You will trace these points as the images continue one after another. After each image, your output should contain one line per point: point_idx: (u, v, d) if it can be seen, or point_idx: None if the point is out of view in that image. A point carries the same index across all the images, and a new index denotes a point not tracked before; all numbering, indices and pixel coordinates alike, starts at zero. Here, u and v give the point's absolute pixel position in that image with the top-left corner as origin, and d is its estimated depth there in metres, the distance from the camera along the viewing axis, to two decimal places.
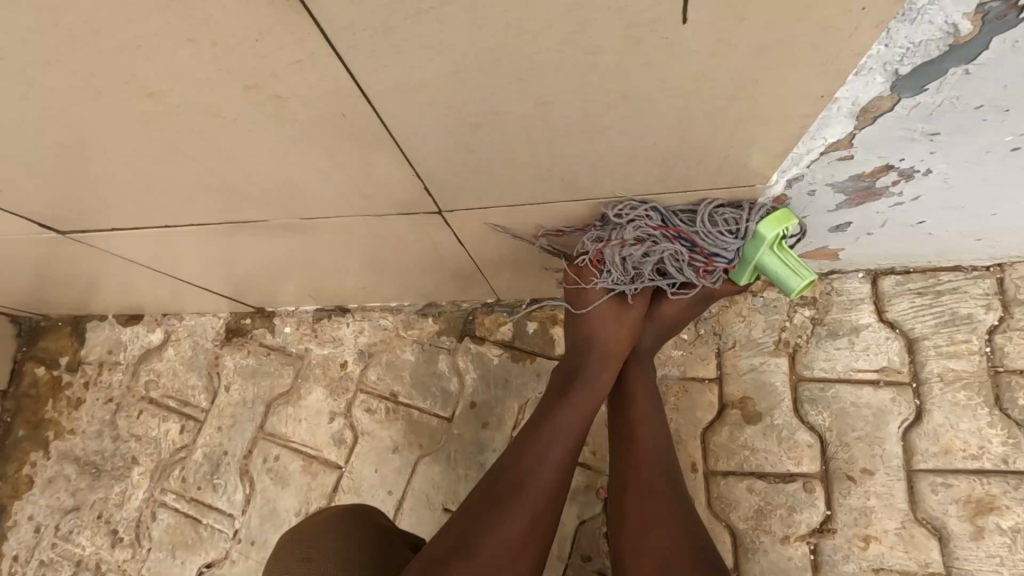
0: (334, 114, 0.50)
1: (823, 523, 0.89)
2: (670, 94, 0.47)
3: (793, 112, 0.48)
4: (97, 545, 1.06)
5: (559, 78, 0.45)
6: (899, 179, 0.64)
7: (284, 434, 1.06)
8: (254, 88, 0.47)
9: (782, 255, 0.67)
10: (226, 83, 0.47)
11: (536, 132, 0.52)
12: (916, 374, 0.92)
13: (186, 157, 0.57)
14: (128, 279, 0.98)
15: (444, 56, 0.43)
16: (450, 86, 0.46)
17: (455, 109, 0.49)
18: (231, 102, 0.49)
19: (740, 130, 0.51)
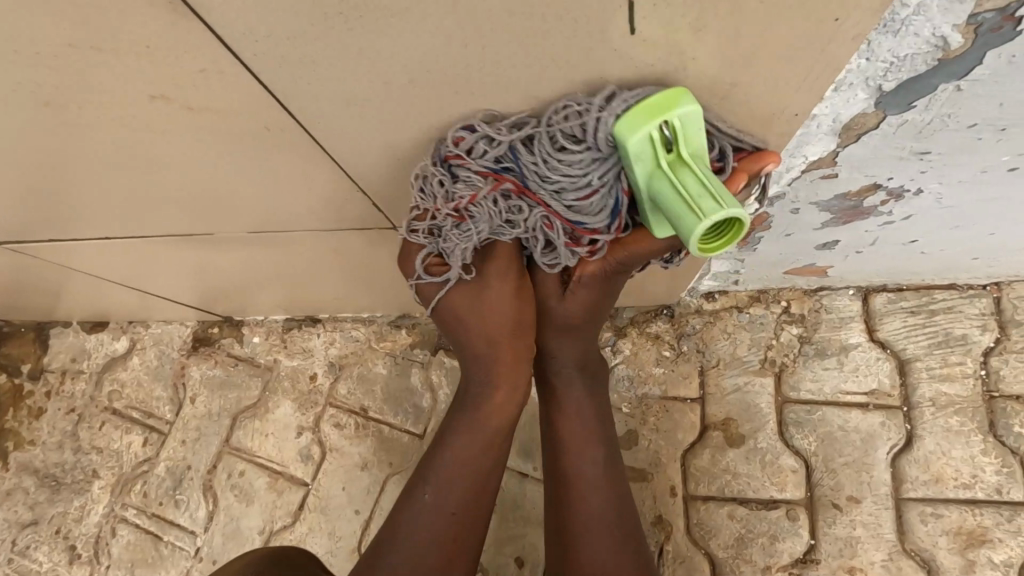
0: (263, 125, 0.46)
1: (807, 553, 0.85)
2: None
3: (766, 127, 0.44)
4: (54, 562, 1.02)
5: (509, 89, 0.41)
6: (888, 199, 0.59)
7: (250, 449, 1.02)
8: (167, 98, 0.43)
9: (681, 177, 0.41)
10: (135, 92, 0.42)
11: None
12: (908, 397, 0.88)
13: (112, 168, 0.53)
14: (85, 286, 0.94)
15: (379, 64, 0.39)
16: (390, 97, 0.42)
17: (394, 122, 0.45)
18: (152, 114, 0.44)
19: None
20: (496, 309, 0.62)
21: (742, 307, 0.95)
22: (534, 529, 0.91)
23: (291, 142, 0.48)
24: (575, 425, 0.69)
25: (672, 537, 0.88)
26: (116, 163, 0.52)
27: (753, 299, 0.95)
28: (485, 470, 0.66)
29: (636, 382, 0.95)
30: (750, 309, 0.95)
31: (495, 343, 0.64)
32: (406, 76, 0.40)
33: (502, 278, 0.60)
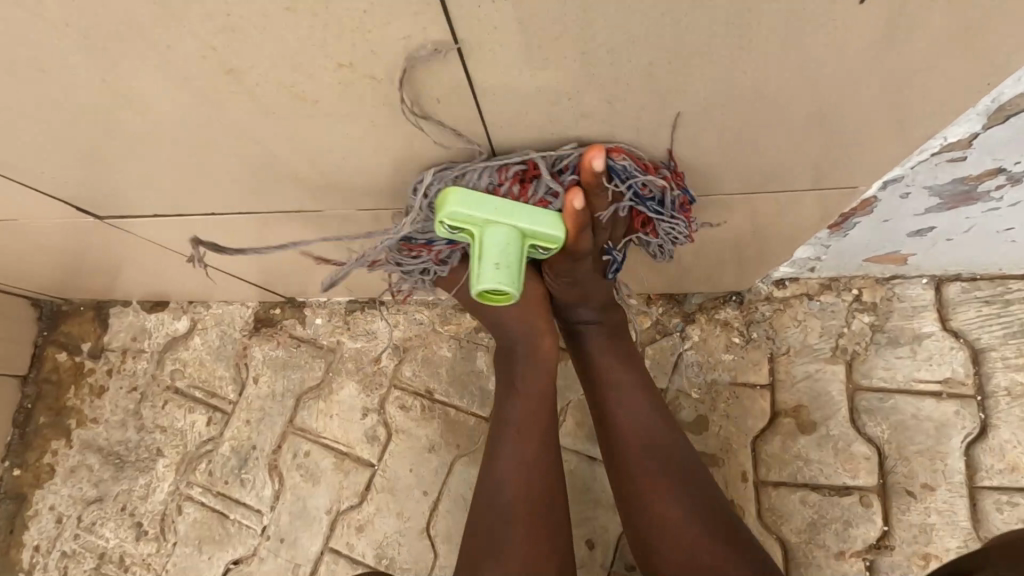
0: (426, 96, 0.47)
1: (880, 539, 0.85)
2: (801, 77, 0.43)
3: (933, 98, 0.45)
4: (121, 538, 1.03)
5: (686, 58, 0.41)
6: (1004, 184, 0.59)
7: (315, 430, 1.03)
8: (347, 67, 0.43)
9: None
10: (318, 60, 0.43)
11: (645, 122, 0.48)
12: (981, 387, 0.88)
13: (248, 143, 0.53)
14: (159, 265, 0.94)
15: (563, 24, 0.39)
16: (558, 64, 0.42)
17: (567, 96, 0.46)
18: (316, 84, 0.45)
19: (861, 115, 0.47)
20: (521, 290, 0.70)
21: (812, 294, 0.95)
22: (605, 511, 0.93)
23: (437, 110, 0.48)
24: (631, 410, 0.74)
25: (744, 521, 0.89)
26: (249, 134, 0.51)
27: (824, 287, 0.95)
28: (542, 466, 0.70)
29: (704, 368, 0.95)
30: (820, 297, 0.95)
31: (525, 304, 0.70)
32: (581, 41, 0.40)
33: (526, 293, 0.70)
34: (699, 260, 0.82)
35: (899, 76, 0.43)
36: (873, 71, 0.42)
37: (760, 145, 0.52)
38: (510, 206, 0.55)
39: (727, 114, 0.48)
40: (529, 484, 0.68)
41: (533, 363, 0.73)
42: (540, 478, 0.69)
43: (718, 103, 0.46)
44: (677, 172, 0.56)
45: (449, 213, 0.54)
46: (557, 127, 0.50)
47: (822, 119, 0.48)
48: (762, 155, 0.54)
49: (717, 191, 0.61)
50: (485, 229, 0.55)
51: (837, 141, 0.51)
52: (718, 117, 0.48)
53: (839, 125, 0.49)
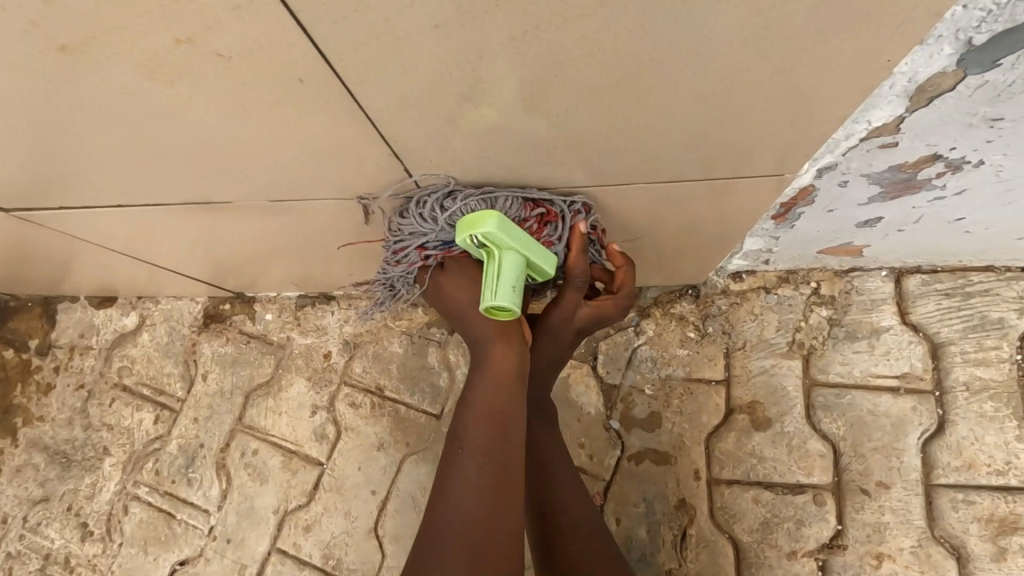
0: (289, 78, 0.40)
1: (833, 538, 0.83)
2: (692, 63, 0.39)
3: (851, 81, 0.40)
4: (66, 539, 1.00)
5: (558, 42, 0.37)
6: (945, 171, 0.56)
7: (263, 428, 1.00)
8: (186, 42, 0.37)
9: None
10: (149, 36, 0.36)
11: (539, 109, 0.44)
12: (940, 382, 0.86)
13: (118, 132, 0.48)
14: (93, 260, 0.91)
15: (414, 12, 0.35)
16: (422, 54, 0.38)
17: (443, 80, 0.41)
18: (163, 68, 0.39)
19: (772, 107, 0.43)
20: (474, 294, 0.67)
21: (770, 287, 0.93)
22: None
23: (308, 106, 0.44)
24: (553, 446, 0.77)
25: (696, 520, 0.87)
26: (124, 130, 0.48)
27: (782, 280, 0.92)
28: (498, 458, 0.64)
29: (658, 364, 0.93)
30: (778, 290, 0.92)
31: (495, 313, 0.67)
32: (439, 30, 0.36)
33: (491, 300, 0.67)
34: (645, 256, 0.79)
35: (803, 63, 0.39)
36: (775, 53, 0.38)
37: (672, 137, 0.48)
38: (523, 234, 0.57)
39: (622, 103, 0.43)
40: (469, 510, 0.61)
41: (493, 385, 0.68)
42: (476, 504, 0.61)
43: (604, 88, 0.41)
44: (590, 163, 0.52)
45: (480, 230, 0.56)
46: (444, 123, 0.45)
47: (733, 109, 0.43)
48: (677, 145, 0.49)
49: (640, 181, 0.56)
50: (506, 252, 0.58)
51: (754, 135, 0.47)
52: (613, 106, 0.43)
53: (751, 114, 0.44)
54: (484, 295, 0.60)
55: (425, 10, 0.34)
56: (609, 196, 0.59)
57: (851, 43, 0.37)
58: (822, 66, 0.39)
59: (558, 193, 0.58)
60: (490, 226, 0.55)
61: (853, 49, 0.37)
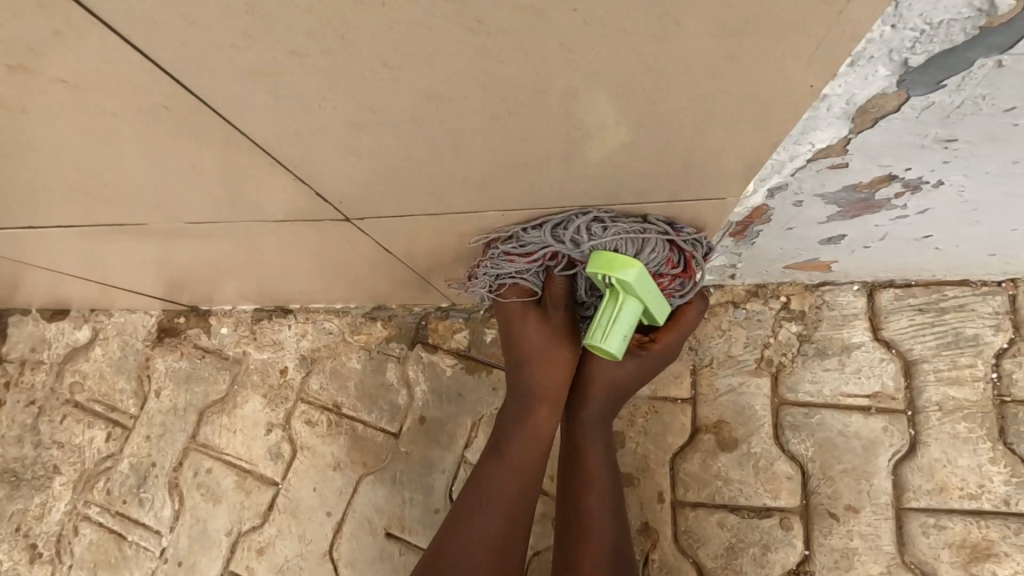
0: (155, 106, 0.39)
1: (800, 564, 0.80)
2: (592, 89, 0.36)
3: (766, 109, 0.37)
4: (15, 560, 0.97)
5: (440, 67, 0.34)
6: (903, 191, 0.53)
7: (217, 446, 0.97)
8: (24, 70, 0.36)
9: None
10: None
11: (439, 134, 0.41)
12: (912, 401, 0.83)
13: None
14: (33, 276, 0.88)
15: (280, 31, 0.32)
16: (299, 74, 0.35)
17: (323, 105, 0.38)
18: (16, 90, 0.38)
19: (687, 135, 0.40)
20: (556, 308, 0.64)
21: (738, 302, 0.89)
22: None
23: (198, 121, 0.41)
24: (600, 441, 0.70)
25: (658, 545, 0.84)
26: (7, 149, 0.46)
27: (751, 294, 0.89)
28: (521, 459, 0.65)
29: None
30: (747, 305, 0.89)
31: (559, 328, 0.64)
32: (311, 49, 0.33)
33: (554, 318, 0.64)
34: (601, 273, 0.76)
35: (711, 91, 0.35)
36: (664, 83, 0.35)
37: (594, 163, 0.44)
38: (649, 287, 0.56)
39: (530, 130, 0.40)
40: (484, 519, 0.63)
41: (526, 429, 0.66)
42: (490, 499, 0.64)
43: (508, 112, 0.38)
44: (510, 187, 0.49)
45: (618, 276, 0.55)
46: (338, 147, 0.43)
47: (634, 138, 0.41)
48: (602, 171, 0.46)
49: (573, 205, 0.52)
50: (628, 303, 0.57)
51: (676, 162, 0.44)
52: (522, 132, 0.40)
53: (664, 142, 0.41)
54: (592, 334, 0.59)
55: (281, 32, 0.32)
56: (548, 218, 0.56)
57: (759, 74, 0.34)
58: (734, 94, 0.35)
59: (492, 214, 0.55)
60: (631, 272, 0.55)
61: (764, 78, 0.34)
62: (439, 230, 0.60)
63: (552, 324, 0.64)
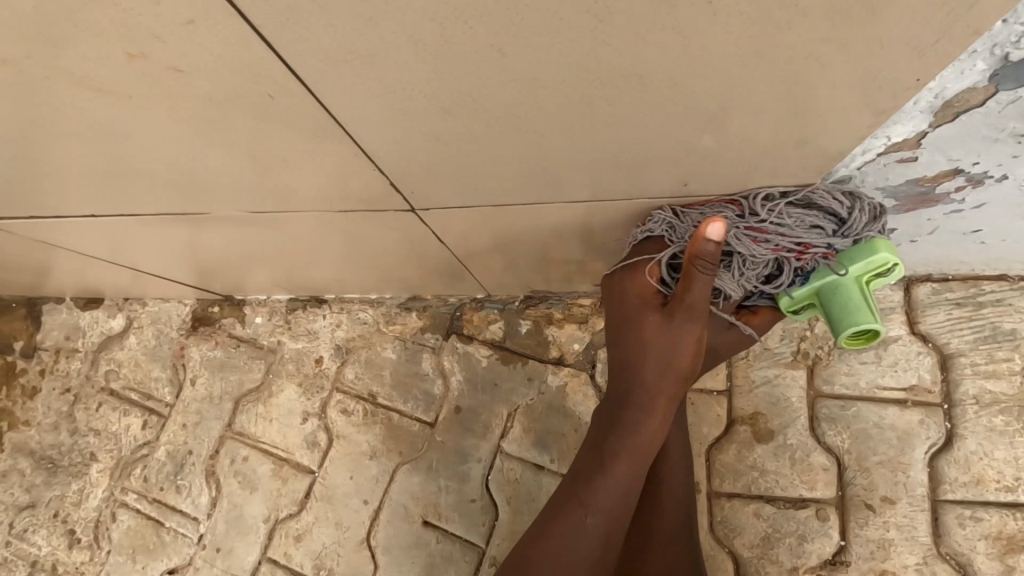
0: (260, 94, 0.40)
1: (836, 554, 0.81)
2: (694, 81, 0.36)
3: (858, 99, 0.37)
4: (53, 546, 0.98)
5: (547, 56, 0.34)
6: (965, 185, 0.53)
7: (253, 434, 0.98)
8: (140, 57, 0.37)
9: None
10: (101, 45, 0.36)
11: (525, 124, 0.41)
12: (949, 394, 0.83)
13: (83, 137, 0.47)
14: (75, 265, 0.88)
15: (398, 19, 0.32)
16: (407, 63, 0.35)
17: (421, 95, 0.39)
18: (119, 75, 0.39)
19: (776, 128, 0.41)
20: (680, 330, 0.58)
21: None
22: None
23: (295, 110, 0.41)
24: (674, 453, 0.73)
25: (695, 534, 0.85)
26: (91, 135, 0.47)
27: None
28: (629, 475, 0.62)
29: None
30: None
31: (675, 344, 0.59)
32: (430, 35, 0.33)
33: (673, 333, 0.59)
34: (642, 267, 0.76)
35: (809, 86, 0.36)
36: (767, 75, 0.35)
37: (673, 154, 0.45)
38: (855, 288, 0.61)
39: (619, 123, 0.41)
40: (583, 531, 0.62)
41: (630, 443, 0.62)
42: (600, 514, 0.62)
43: (602, 106, 0.39)
44: (583, 178, 0.50)
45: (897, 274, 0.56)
46: (424, 138, 0.44)
47: (722, 131, 0.41)
48: (679, 163, 0.46)
49: (641, 197, 0.53)
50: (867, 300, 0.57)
51: (756, 154, 0.45)
52: (610, 126, 0.41)
53: (746, 135, 0.42)
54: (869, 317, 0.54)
55: (402, 19, 0.32)
56: (608, 210, 0.56)
57: (859, 66, 0.34)
58: (833, 84, 0.36)
59: (554, 204, 0.56)
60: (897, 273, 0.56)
61: (866, 70, 0.34)
62: (495, 220, 0.61)
63: (671, 335, 0.58)
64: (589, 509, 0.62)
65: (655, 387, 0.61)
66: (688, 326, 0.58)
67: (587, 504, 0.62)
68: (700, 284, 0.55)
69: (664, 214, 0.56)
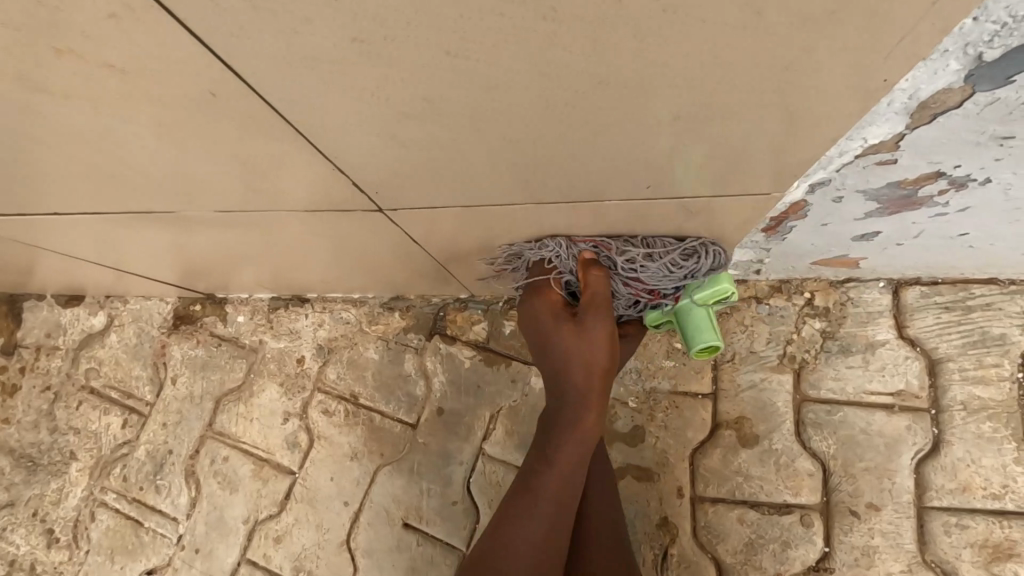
0: (201, 92, 0.38)
1: (819, 561, 0.80)
2: (658, 81, 0.35)
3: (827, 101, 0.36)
4: (32, 545, 0.98)
5: (499, 55, 0.33)
6: (948, 188, 0.52)
7: (234, 434, 0.97)
8: (68, 52, 0.35)
9: None
10: (26, 44, 0.34)
11: (486, 125, 0.40)
12: (937, 400, 0.82)
13: (32, 138, 0.46)
14: (51, 264, 0.87)
15: (340, 15, 0.31)
16: (356, 60, 0.34)
17: (375, 95, 0.37)
18: (55, 74, 0.37)
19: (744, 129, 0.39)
20: (597, 332, 0.62)
21: (762, 297, 0.89)
22: None
23: (242, 108, 0.40)
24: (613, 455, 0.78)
25: (677, 539, 0.84)
26: (39, 135, 0.45)
27: (774, 290, 0.88)
28: (578, 471, 0.65)
29: (644, 375, 0.89)
30: (770, 300, 0.88)
31: (594, 345, 0.62)
32: (376, 34, 0.32)
33: (590, 333, 0.62)
34: None
35: (774, 88, 0.35)
36: (725, 75, 0.34)
37: (644, 155, 0.44)
38: None
39: (580, 125, 0.39)
40: (539, 522, 0.64)
41: (573, 439, 0.64)
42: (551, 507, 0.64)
43: (562, 108, 0.38)
44: (552, 181, 0.48)
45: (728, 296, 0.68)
46: (384, 139, 0.42)
47: (688, 132, 0.40)
48: (648, 164, 0.45)
49: (612, 200, 0.52)
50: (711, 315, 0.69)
51: (728, 154, 0.43)
52: (571, 127, 0.40)
53: (711, 135, 0.40)
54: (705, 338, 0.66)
55: (343, 16, 0.31)
56: (584, 212, 0.55)
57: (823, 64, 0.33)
58: (801, 84, 0.35)
59: (528, 206, 0.54)
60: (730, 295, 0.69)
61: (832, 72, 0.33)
62: (470, 222, 0.60)
63: (588, 333, 0.62)
64: (538, 501, 0.64)
65: (585, 380, 0.63)
66: (600, 319, 0.62)
67: (537, 496, 0.64)
68: (593, 284, 0.62)
69: (554, 243, 0.62)
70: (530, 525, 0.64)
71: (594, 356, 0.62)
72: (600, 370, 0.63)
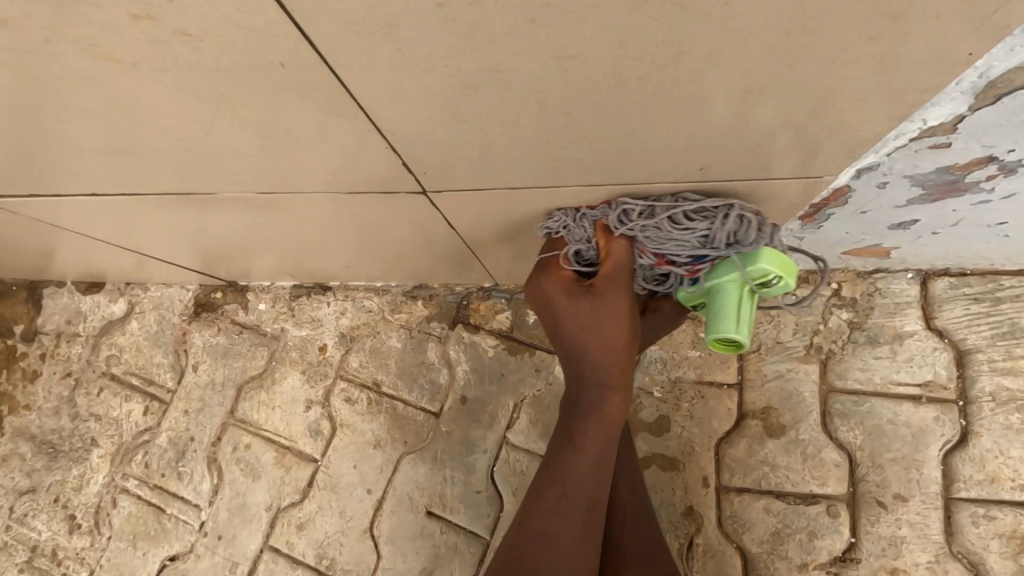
0: (271, 63, 0.39)
1: (846, 551, 0.80)
2: (725, 45, 0.35)
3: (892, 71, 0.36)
4: (54, 531, 0.98)
5: (577, 24, 0.34)
6: (996, 174, 0.51)
7: (256, 422, 0.97)
8: (146, 19, 0.35)
9: None
10: (106, 7, 0.35)
11: (550, 97, 0.41)
12: (965, 391, 0.82)
13: (89, 111, 0.46)
14: (77, 249, 0.87)
15: None
16: (432, 26, 0.34)
17: (444, 65, 0.38)
18: (127, 41, 0.38)
19: (804, 104, 0.40)
20: (610, 309, 0.62)
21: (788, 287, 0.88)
22: None
23: (310, 79, 0.40)
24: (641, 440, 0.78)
25: (702, 528, 0.84)
26: (93, 107, 0.45)
27: (801, 280, 0.88)
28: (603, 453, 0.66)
29: (669, 365, 0.89)
30: (797, 290, 0.88)
31: (612, 322, 0.62)
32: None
33: (607, 311, 0.62)
34: None
35: (841, 58, 0.36)
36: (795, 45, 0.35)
37: (697, 128, 0.44)
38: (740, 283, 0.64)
39: (643, 99, 0.40)
40: (568, 509, 0.64)
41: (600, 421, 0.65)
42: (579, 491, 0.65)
43: (629, 79, 0.38)
44: (601, 159, 0.49)
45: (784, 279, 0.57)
46: (445, 114, 0.43)
47: (748, 107, 0.41)
48: (701, 142, 0.46)
49: (658, 181, 0.52)
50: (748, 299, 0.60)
51: (783, 132, 0.44)
52: (634, 100, 0.40)
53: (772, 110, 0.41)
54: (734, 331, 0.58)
55: None
56: (626, 193, 0.55)
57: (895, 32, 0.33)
58: (866, 50, 0.35)
59: (571, 188, 0.54)
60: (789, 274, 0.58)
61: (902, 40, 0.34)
62: (508, 206, 0.59)
63: (603, 311, 0.62)
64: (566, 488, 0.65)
65: (603, 358, 0.64)
66: (617, 295, 0.61)
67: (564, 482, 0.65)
68: (615, 254, 0.59)
69: (562, 213, 0.59)
70: (560, 514, 0.64)
71: (610, 333, 0.63)
72: (618, 347, 0.63)
